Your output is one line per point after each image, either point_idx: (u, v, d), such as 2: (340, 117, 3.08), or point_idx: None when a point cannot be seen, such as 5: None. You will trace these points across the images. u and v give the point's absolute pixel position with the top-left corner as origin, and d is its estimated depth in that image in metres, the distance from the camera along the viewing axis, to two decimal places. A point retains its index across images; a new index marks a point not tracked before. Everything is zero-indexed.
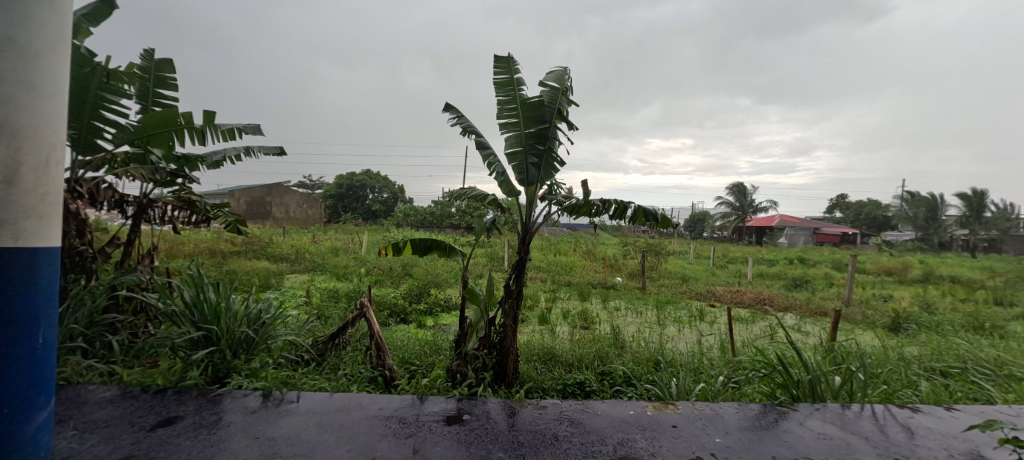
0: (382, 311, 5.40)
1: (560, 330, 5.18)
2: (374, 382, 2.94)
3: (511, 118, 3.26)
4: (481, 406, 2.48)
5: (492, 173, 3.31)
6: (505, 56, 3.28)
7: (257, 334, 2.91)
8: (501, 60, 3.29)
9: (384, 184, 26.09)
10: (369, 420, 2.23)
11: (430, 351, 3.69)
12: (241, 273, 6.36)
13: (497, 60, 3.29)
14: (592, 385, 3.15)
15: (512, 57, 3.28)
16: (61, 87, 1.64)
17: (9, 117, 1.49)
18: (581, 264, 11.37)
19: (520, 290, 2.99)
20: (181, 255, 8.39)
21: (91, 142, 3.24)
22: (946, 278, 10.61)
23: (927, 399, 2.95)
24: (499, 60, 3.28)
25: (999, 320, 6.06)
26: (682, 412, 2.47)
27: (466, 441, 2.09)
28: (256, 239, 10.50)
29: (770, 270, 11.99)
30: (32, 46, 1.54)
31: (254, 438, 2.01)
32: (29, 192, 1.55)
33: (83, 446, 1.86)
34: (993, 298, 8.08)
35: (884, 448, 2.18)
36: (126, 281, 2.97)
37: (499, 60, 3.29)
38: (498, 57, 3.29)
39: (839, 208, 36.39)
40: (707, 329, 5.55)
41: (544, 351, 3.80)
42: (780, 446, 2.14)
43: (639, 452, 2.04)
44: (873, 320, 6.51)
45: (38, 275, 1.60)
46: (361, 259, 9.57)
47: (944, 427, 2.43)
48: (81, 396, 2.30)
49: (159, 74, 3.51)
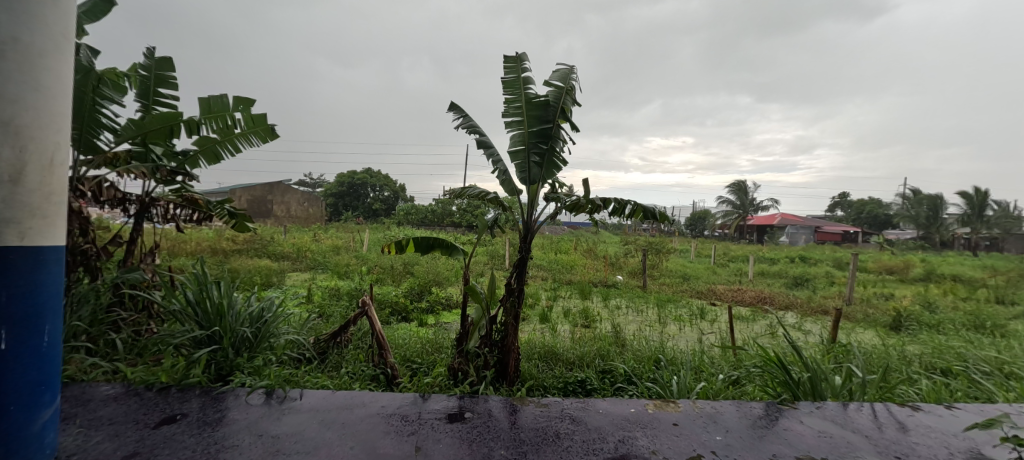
0: (383, 309, 5.42)
1: (561, 328, 5.20)
2: (376, 380, 2.96)
3: (516, 117, 3.27)
4: (483, 404, 2.49)
5: (494, 171, 3.32)
6: (515, 56, 3.29)
7: (260, 332, 2.92)
8: (510, 59, 3.29)
9: (384, 182, 26.05)
10: (372, 418, 2.24)
11: (431, 349, 3.71)
12: (243, 272, 6.38)
13: (507, 58, 3.29)
14: (593, 384, 3.16)
15: (522, 57, 3.28)
16: (65, 87, 1.65)
17: (13, 118, 1.50)
18: (582, 262, 11.40)
19: (520, 288, 3.00)
20: (183, 253, 8.41)
21: (92, 141, 3.25)
22: (948, 277, 10.57)
23: (927, 397, 2.96)
24: (508, 58, 3.29)
25: (1001, 319, 6.07)
26: (683, 410, 2.48)
27: (468, 438, 2.10)
28: (258, 237, 10.53)
29: (771, 269, 12.01)
30: (38, 45, 1.55)
31: (258, 435, 2.03)
32: (33, 191, 1.56)
33: (89, 444, 1.88)
34: (994, 297, 8.09)
35: (885, 446, 2.19)
36: (130, 278, 3.05)
37: (508, 60, 3.29)
38: (507, 57, 3.29)
39: (841, 207, 36.30)
40: (708, 327, 5.56)
41: (545, 350, 3.80)
42: (780, 444, 2.15)
43: (640, 450, 2.05)
44: (874, 319, 6.50)
45: (41, 274, 1.61)
46: (362, 258, 9.58)
47: (944, 425, 2.44)
48: (86, 394, 2.32)
49: (160, 73, 3.51)
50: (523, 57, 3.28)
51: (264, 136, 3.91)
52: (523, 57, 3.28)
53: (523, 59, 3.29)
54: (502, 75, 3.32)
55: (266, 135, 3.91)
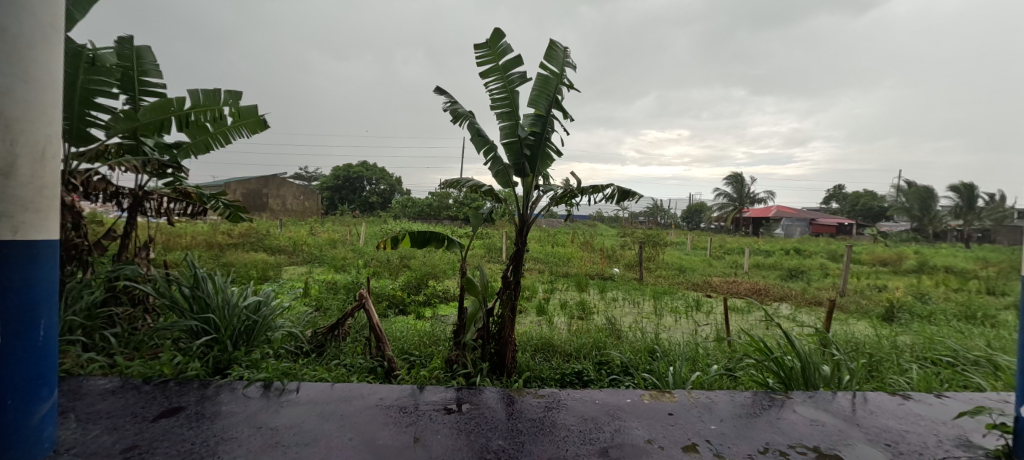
0: (381, 302, 5.44)
1: (557, 320, 5.25)
2: (374, 372, 2.98)
3: (505, 107, 3.25)
4: (479, 395, 2.51)
5: (488, 164, 3.31)
6: (486, 39, 3.24)
7: (256, 325, 2.93)
8: (486, 44, 3.25)
9: (381, 176, 25.91)
10: (370, 410, 2.25)
11: (429, 342, 3.72)
12: (239, 266, 6.37)
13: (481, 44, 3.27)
14: (590, 375, 3.20)
15: (496, 39, 3.22)
16: (55, 78, 1.63)
17: (5, 111, 1.49)
18: (579, 254, 11.44)
19: (518, 281, 2.99)
20: (177, 247, 8.36)
21: (84, 133, 3.20)
22: (940, 269, 10.72)
23: (918, 386, 3.01)
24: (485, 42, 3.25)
25: (992, 309, 6.18)
26: (679, 400, 2.52)
27: (466, 429, 2.12)
28: (253, 231, 10.47)
29: (765, 260, 12.20)
30: (25, 34, 1.52)
31: (257, 428, 2.04)
32: (26, 185, 1.54)
33: (87, 437, 1.88)
34: (985, 288, 8.24)
35: (875, 434, 2.23)
36: (124, 273, 3.02)
37: (485, 43, 3.25)
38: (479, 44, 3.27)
39: (835, 199, 36.34)
40: (702, 319, 5.62)
41: (542, 342, 3.83)
42: (772, 432, 2.18)
43: (636, 439, 2.08)
44: (868, 310, 6.58)
45: (36, 267, 1.60)
46: (359, 251, 9.56)
47: (933, 414, 2.48)
48: (83, 388, 2.32)
49: (140, 63, 3.48)
50: (497, 40, 3.22)
51: (254, 128, 3.87)
52: (497, 40, 3.22)
53: (499, 41, 3.24)
54: (479, 62, 3.29)
55: (256, 128, 3.87)
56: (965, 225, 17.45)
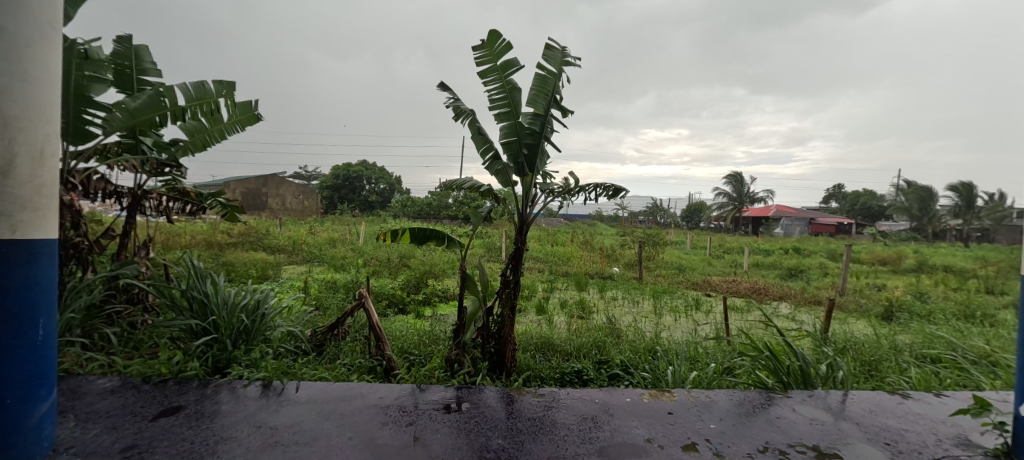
0: (380, 301, 5.44)
1: (557, 319, 5.25)
2: (374, 372, 2.98)
3: (504, 107, 3.24)
4: (479, 395, 2.51)
5: (488, 163, 3.30)
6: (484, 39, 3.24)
7: (256, 324, 2.92)
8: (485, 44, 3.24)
9: (380, 175, 25.89)
10: (369, 409, 2.25)
11: (428, 341, 3.72)
12: (238, 265, 6.36)
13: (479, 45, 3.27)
14: (589, 374, 3.20)
15: (494, 39, 3.22)
16: (54, 77, 1.62)
17: (4, 109, 1.48)
18: (578, 253, 11.45)
19: (517, 280, 2.98)
20: (177, 247, 8.35)
21: (81, 130, 3.17)
22: (939, 268, 10.71)
23: (917, 385, 3.02)
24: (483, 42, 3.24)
25: (990, 308, 6.18)
26: (678, 399, 2.52)
27: (465, 428, 2.12)
28: (253, 231, 10.46)
29: (765, 259, 12.20)
30: (23, 33, 1.51)
31: (256, 427, 2.04)
32: (24, 184, 1.54)
33: (86, 437, 1.88)
34: (984, 287, 8.23)
35: (875, 432, 2.23)
36: (123, 272, 3.01)
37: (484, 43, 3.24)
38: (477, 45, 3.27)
39: (834, 198, 36.34)
40: (702, 318, 5.62)
41: (543, 341, 3.83)
42: (771, 431, 2.18)
43: (635, 438, 2.08)
44: (867, 309, 6.58)
45: (36, 265, 1.60)
46: (358, 251, 9.56)
47: (932, 413, 2.48)
48: (82, 387, 2.32)
49: (138, 61, 3.48)
50: (495, 39, 3.22)
51: (248, 122, 3.87)
52: (495, 39, 3.21)
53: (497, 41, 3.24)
54: (477, 62, 3.29)
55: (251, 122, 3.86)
56: (964, 225, 17.45)
